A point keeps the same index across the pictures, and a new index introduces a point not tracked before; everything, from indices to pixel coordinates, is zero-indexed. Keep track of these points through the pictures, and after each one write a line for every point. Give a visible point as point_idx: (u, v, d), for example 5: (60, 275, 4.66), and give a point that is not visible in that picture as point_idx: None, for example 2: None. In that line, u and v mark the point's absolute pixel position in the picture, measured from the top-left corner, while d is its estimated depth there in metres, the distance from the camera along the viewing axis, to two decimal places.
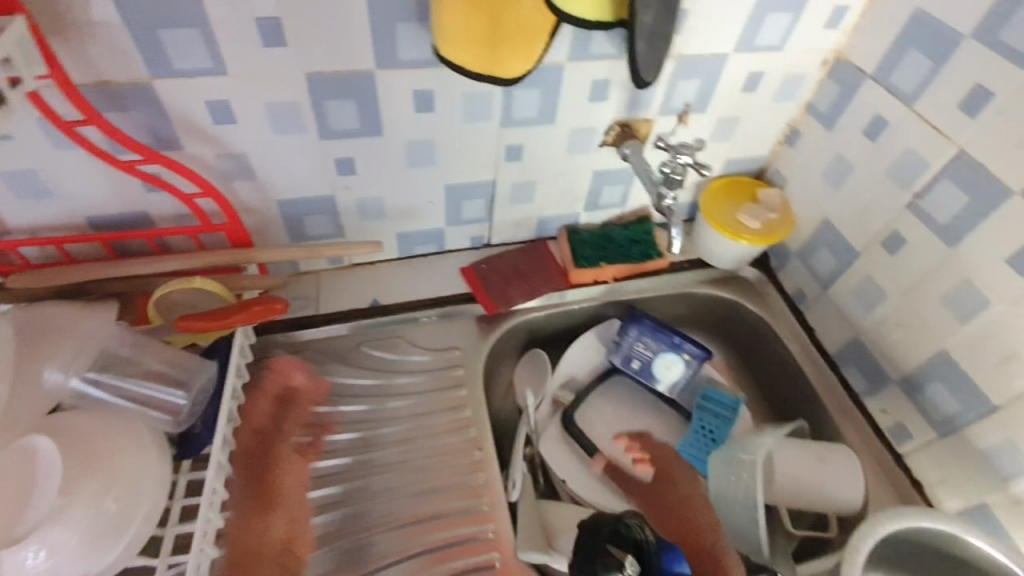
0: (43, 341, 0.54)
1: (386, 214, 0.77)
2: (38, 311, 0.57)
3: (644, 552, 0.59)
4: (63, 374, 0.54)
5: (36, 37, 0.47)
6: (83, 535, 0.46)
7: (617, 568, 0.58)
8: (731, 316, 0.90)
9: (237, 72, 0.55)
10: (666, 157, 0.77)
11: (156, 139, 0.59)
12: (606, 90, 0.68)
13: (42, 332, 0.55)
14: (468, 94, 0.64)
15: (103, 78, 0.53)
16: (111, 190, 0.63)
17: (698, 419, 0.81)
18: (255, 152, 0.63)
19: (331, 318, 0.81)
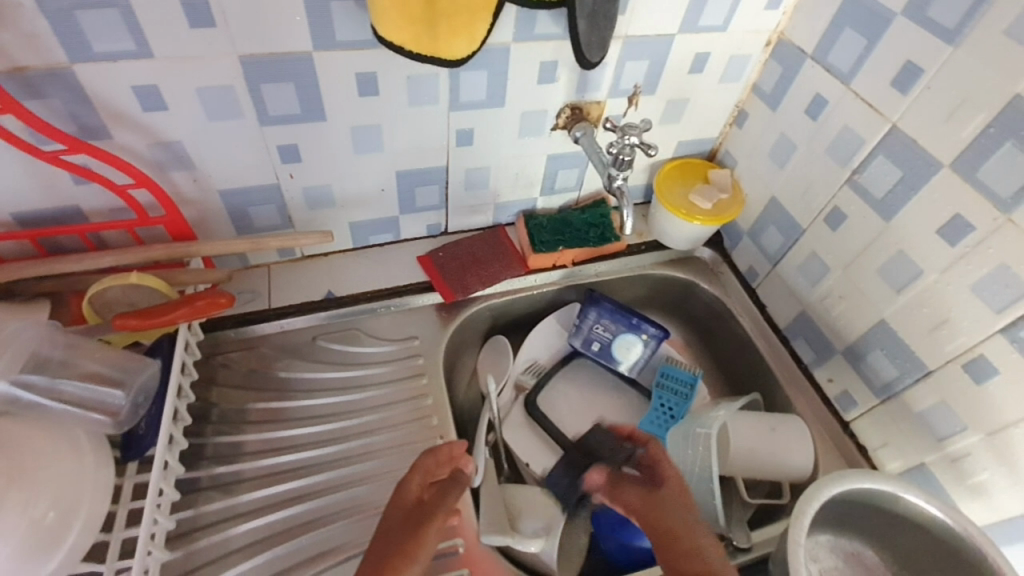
0: None
1: (336, 202, 0.75)
2: None
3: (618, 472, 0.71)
4: None
5: None
6: (16, 548, 0.44)
7: None
8: (688, 296, 0.92)
9: (164, 55, 0.53)
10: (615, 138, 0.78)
11: (81, 128, 0.56)
12: (555, 72, 0.68)
13: None
14: (413, 76, 0.62)
15: (17, 64, 0.49)
16: (36, 183, 0.59)
17: (657, 397, 0.82)
18: (190, 140, 0.61)
19: (284, 311, 0.79)
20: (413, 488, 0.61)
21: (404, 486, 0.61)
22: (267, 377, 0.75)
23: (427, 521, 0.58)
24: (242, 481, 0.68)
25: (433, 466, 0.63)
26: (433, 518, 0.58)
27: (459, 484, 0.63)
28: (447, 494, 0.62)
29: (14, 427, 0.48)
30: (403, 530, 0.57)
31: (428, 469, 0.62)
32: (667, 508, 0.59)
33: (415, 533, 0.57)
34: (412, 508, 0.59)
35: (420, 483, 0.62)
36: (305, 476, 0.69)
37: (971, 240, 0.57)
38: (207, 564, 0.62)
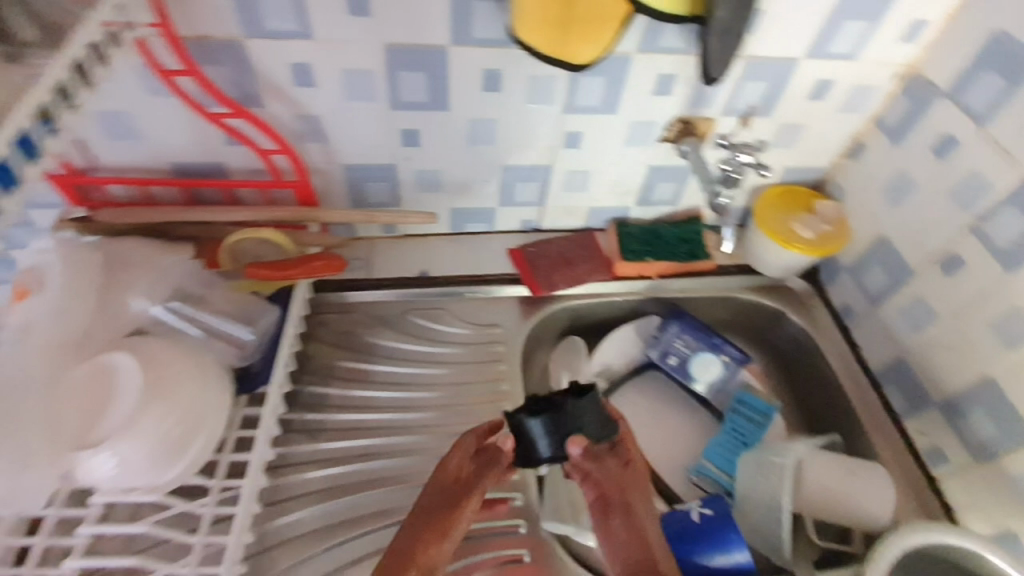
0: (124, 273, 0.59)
1: (442, 187, 0.80)
2: (124, 245, 0.62)
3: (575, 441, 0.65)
4: (147, 302, 0.59)
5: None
6: (150, 450, 0.51)
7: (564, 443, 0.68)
8: (774, 325, 0.90)
9: (321, 38, 0.59)
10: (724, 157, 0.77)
11: (242, 94, 0.63)
12: (672, 85, 0.69)
13: (127, 264, 0.60)
14: (535, 76, 0.66)
15: (202, 33, 0.56)
16: (196, 139, 0.67)
17: (730, 421, 0.81)
18: (328, 115, 0.67)
19: (381, 283, 0.85)
20: (451, 464, 0.59)
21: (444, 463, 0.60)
22: (357, 340, 0.81)
23: (460, 492, 0.57)
24: (324, 430, 0.74)
25: (472, 443, 0.62)
26: (466, 489, 0.57)
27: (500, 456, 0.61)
28: (486, 471, 0.59)
29: (160, 343, 0.55)
30: (442, 504, 0.56)
31: (469, 446, 0.61)
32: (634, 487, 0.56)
33: (448, 505, 0.55)
34: (444, 483, 0.58)
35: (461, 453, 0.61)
36: (378, 436, 0.74)
37: None
38: (288, 499, 0.69)
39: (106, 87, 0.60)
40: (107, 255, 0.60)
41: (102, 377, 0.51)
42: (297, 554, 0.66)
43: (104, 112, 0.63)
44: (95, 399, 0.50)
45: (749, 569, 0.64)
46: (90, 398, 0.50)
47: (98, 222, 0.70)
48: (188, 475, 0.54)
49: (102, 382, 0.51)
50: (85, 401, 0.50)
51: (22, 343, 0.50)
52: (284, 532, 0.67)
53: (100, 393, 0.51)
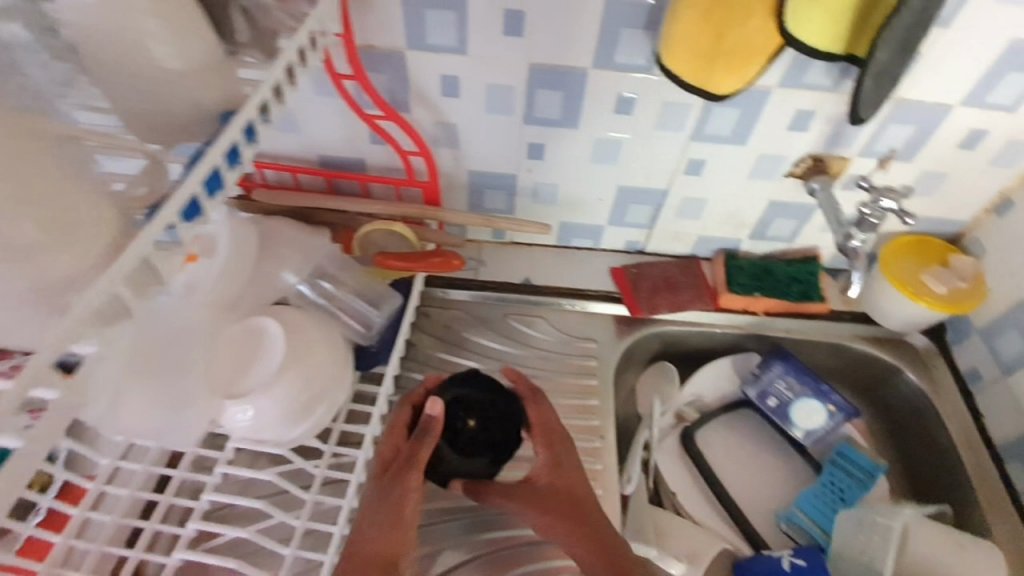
0: (275, 248, 0.66)
1: (557, 201, 0.82)
2: (276, 223, 0.69)
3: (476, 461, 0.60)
4: (295, 277, 0.66)
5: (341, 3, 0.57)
6: (285, 408, 0.57)
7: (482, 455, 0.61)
8: (885, 380, 0.85)
9: (473, 54, 0.63)
10: (866, 199, 0.75)
11: (394, 99, 0.69)
12: (809, 121, 0.68)
13: (278, 240, 0.67)
14: (669, 103, 0.67)
15: (372, 44, 0.63)
16: (345, 136, 0.74)
17: (827, 473, 0.77)
18: (465, 125, 0.72)
19: (485, 285, 0.88)
20: (386, 446, 0.59)
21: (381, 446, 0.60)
22: (456, 335, 0.85)
23: (398, 483, 0.56)
24: None
25: (404, 416, 0.61)
26: (405, 477, 0.56)
27: (424, 434, 0.58)
28: (422, 441, 0.58)
29: (300, 315, 0.62)
30: (388, 483, 0.56)
31: (403, 423, 0.61)
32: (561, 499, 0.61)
33: (393, 502, 0.55)
34: (380, 475, 0.57)
35: (393, 430, 0.60)
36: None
37: None
38: None
39: None
40: (263, 231, 0.67)
41: (252, 337, 0.57)
42: None
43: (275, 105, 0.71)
44: (242, 355, 0.56)
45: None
46: (239, 353, 0.56)
47: (255, 201, 0.80)
48: (307, 435, 0.61)
49: (251, 342, 0.57)
50: (234, 355, 0.56)
51: (189, 296, 0.53)
52: None
53: (248, 351, 0.57)
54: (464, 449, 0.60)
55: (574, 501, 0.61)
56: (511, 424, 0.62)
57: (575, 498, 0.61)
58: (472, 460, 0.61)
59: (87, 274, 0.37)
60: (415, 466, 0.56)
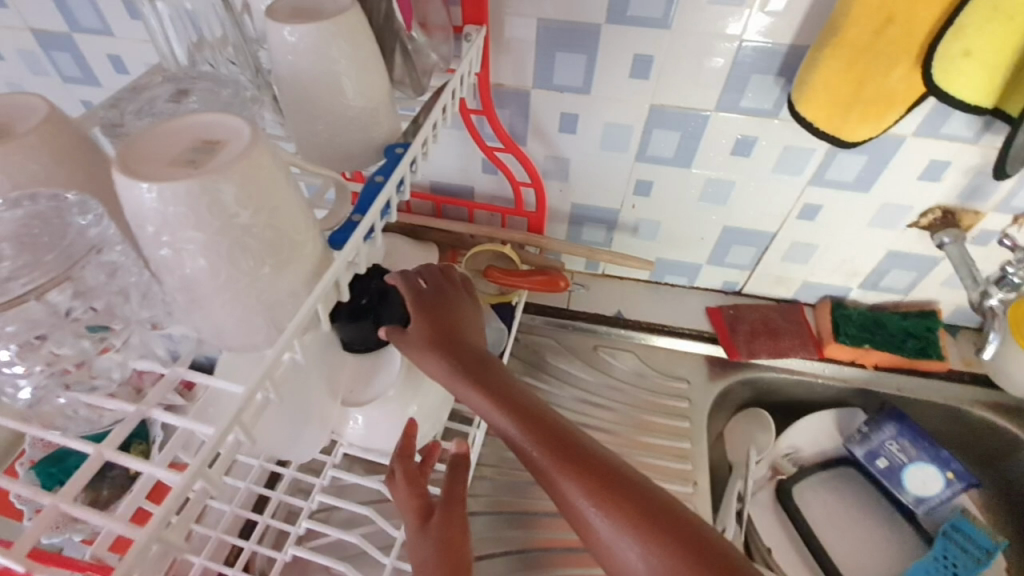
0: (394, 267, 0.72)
1: (658, 237, 0.83)
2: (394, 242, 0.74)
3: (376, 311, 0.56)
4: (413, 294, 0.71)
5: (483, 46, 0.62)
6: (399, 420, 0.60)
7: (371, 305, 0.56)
8: (1008, 454, 0.79)
9: (597, 94, 0.66)
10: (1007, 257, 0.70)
11: (515, 134, 0.72)
12: (942, 171, 0.65)
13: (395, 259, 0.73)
14: (789, 147, 0.66)
15: (504, 82, 0.67)
16: (462, 164, 0.79)
17: (940, 546, 0.71)
18: (579, 160, 0.74)
19: (578, 315, 0.89)
20: (417, 490, 0.51)
21: (403, 491, 0.50)
22: (544, 362, 0.87)
23: (447, 526, 0.48)
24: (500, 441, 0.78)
25: (405, 454, 0.52)
26: (447, 514, 0.49)
27: (458, 468, 0.51)
28: (452, 477, 0.50)
29: None
30: (433, 536, 0.48)
31: (408, 468, 0.51)
32: (503, 387, 0.48)
33: (446, 548, 0.47)
34: (419, 528, 0.49)
35: (413, 469, 0.52)
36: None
37: None
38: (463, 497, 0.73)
39: None
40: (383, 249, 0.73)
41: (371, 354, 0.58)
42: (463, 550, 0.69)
43: None
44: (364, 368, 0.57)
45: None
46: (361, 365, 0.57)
47: None
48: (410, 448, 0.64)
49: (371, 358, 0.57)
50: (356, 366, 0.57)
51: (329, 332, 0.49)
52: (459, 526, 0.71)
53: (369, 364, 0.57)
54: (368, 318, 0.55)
55: (525, 406, 0.47)
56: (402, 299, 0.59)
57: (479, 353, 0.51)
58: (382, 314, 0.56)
59: (297, 296, 0.38)
60: (450, 509, 0.49)
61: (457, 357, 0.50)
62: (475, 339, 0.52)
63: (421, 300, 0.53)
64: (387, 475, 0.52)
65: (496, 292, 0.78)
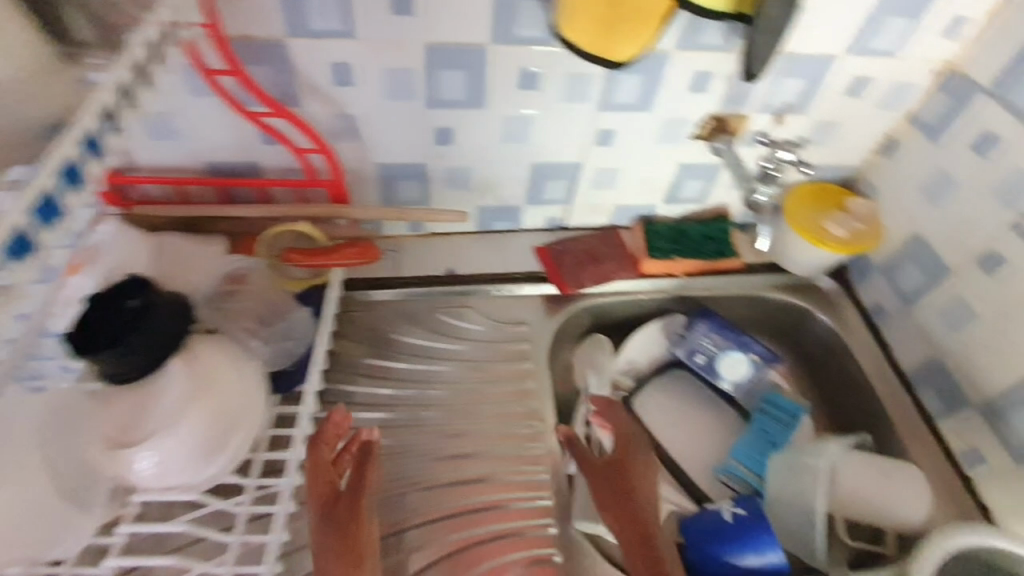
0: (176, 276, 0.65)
1: (472, 185, 0.79)
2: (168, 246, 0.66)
3: (118, 336, 0.50)
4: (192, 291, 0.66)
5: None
6: (187, 448, 0.54)
7: (116, 327, 0.50)
8: (800, 325, 0.89)
9: (362, 37, 0.59)
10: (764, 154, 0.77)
11: (283, 94, 0.63)
12: (708, 82, 0.68)
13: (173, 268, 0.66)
14: (571, 74, 0.65)
15: (248, 34, 0.57)
16: (233, 137, 0.68)
17: (758, 422, 0.81)
18: (366, 115, 0.67)
19: (408, 281, 0.85)
20: (322, 481, 0.57)
21: (312, 481, 0.57)
22: (382, 337, 0.82)
23: (354, 503, 0.57)
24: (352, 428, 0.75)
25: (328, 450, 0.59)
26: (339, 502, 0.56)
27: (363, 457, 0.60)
28: (363, 470, 0.59)
29: (208, 338, 0.58)
30: (336, 525, 0.55)
31: (326, 460, 0.59)
32: (607, 478, 0.66)
33: (348, 534, 0.55)
34: (322, 512, 0.56)
35: (329, 464, 0.59)
36: (400, 435, 0.76)
37: None
38: None
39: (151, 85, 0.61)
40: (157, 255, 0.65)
41: (136, 393, 0.53)
42: None
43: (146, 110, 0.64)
44: (131, 406, 0.53)
45: (784, 569, 0.64)
46: (127, 404, 0.52)
47: (134, 218, 0.71)
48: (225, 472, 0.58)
49: (137, 395, 0.53)
50: (121, 407, 0.52)
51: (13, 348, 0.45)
52: None
53: (137, 403, 0.53)
54: (108, 345, 0.50)
55: (625, 475, 0.66)
56: (159, 323, 0.52)
57: (632, 485, 0.65)
58: (124, 340, 0.50)
59: None
60: (360, 497, 0.57)
61: (619, 460, 0.67)
62: (649, 476, 0.67)
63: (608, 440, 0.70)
64: (304, 463, 0.58)
65: (312, 276, 0.71)
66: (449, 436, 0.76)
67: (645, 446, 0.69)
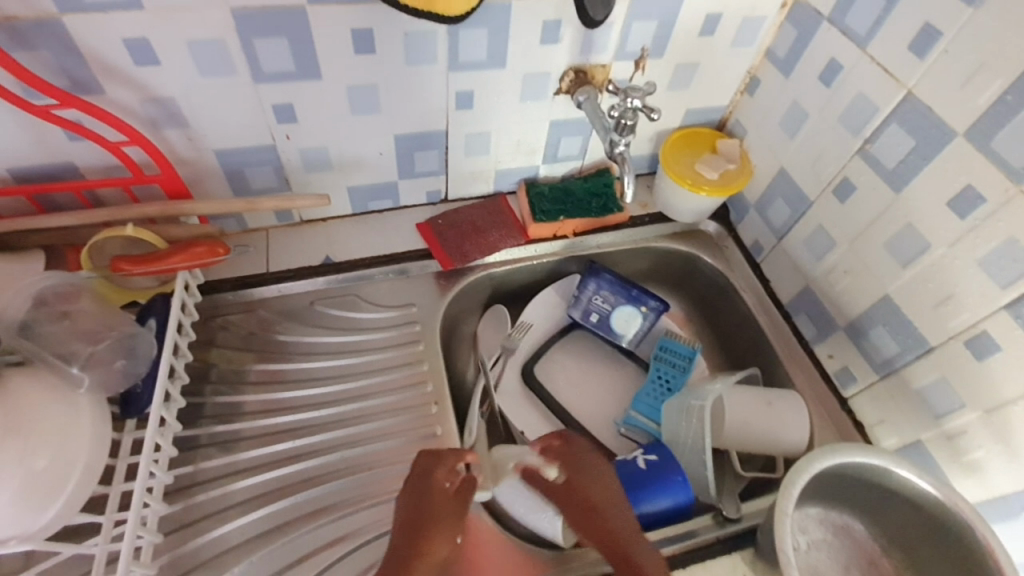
0: None
1: (333, 164, 0.73)
2: None
3: None
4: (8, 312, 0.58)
5: None
6: (17, 491, 0.48)
7: None
8: (691, 270, 0.89)
9: (153, 6, 0.52)
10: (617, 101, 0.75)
11: (72, 82, 0.56)
12: (558, 32, 0.66)
13: None
14: (409, 33, 0.61)
15: (6, 14, 0.49)
16: (29, 139, 0.59)
17: (654, 369, 0.82)
18: (185, 97, 0.60)
19: (282, 276, 0.78)
20: (441, 486, 0.58)
21: (421, 484, 0.58)
22: (265, 340, 0.76)
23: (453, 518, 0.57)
24: (235, 441, 0.69)
25: (453, 460, 0.61)
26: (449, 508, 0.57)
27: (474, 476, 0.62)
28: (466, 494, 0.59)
29: (20, 374, 0.53)
30: (418, 522, 0.56)
31: (453, 461, 0.60)
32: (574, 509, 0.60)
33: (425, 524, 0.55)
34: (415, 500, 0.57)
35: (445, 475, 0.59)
36: (286, 441, 0.70)
37: (981, 213, 0.55)
38: (199, 519, 0.65)
39: None
40: None
41: None
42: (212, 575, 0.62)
43: None
44: None
45: (687, 508, 0.66)
46: None
47: None
48: (71, 512, 0.53)
49: None
50: None
51: None
52: (199, 554, 0.63)
53: None
54: None
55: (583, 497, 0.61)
56: None
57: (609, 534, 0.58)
58: None
59: None
60: (449, 508, 0.57)
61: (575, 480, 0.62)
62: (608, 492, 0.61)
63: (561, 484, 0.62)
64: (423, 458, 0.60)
65: (158, 284, 0.68)
66: (348, 433, 0.72)
67: (593, 475, 0.62)
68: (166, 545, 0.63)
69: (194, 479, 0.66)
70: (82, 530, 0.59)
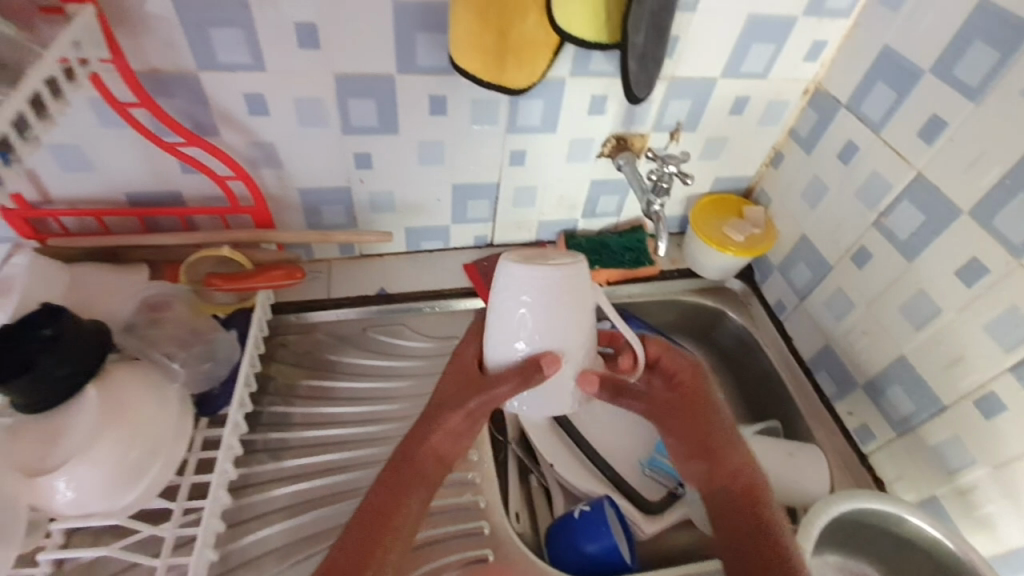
0: (97, 302, 0.67)
1: (396, 207, 0.83)
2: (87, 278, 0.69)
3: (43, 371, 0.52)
4: (114, 314, 0.67)
5: (102, 26, 0.55)
6: (110, 475, 0.56)
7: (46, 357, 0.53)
8: (716, 324, 0.95)
9: (272, 69, 0.63)
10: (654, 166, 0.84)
11: (195, 125, 0.67)
12: (604, 105, 0.75)
13: (91, 297, 0.68)
14: (475, 99, 0.71)
15: (154, 67, 0.60)
16: (149, 168, 0.70)
17: None
18: (282, 142, 0.70)
19: (340, 303, 0.87)
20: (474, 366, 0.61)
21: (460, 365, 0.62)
22: (319, 359, 0.84)
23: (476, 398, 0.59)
24: (285, 449, 0.76)
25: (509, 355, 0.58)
26: (467, 420, 0.60)
27: (533, 384, 0.56)
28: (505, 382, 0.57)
29: (124, 367, 0.61)
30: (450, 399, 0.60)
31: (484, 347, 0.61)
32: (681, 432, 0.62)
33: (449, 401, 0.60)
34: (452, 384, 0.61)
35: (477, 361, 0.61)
36: (330, 453, 0.76)
37: (986, 282, 0.60)
38: (249, 519, 0.71)
39: (62, 120, 0.63)
40: (75, 285, 0.68)
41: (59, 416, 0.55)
42: (260, 571, 0.68)
43: (55, 144, 0.65)
44: (47, 430, 0.55)
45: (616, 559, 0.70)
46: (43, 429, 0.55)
47: (49, 250, 0.72)
48: (147, 496, 0.60)
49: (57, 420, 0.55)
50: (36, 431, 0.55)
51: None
52: (247, 552, 0.69)
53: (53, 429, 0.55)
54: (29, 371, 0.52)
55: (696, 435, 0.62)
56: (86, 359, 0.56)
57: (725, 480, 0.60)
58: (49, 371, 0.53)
59: None
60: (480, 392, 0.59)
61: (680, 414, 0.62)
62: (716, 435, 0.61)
63: (675, 399, 0.62)
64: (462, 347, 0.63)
65: (237, 301, 0.76)
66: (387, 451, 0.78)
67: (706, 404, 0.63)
68: (221, 538, 0.69)
69: (249, 481, 0.73)
70: (155, 514, 0.66)
